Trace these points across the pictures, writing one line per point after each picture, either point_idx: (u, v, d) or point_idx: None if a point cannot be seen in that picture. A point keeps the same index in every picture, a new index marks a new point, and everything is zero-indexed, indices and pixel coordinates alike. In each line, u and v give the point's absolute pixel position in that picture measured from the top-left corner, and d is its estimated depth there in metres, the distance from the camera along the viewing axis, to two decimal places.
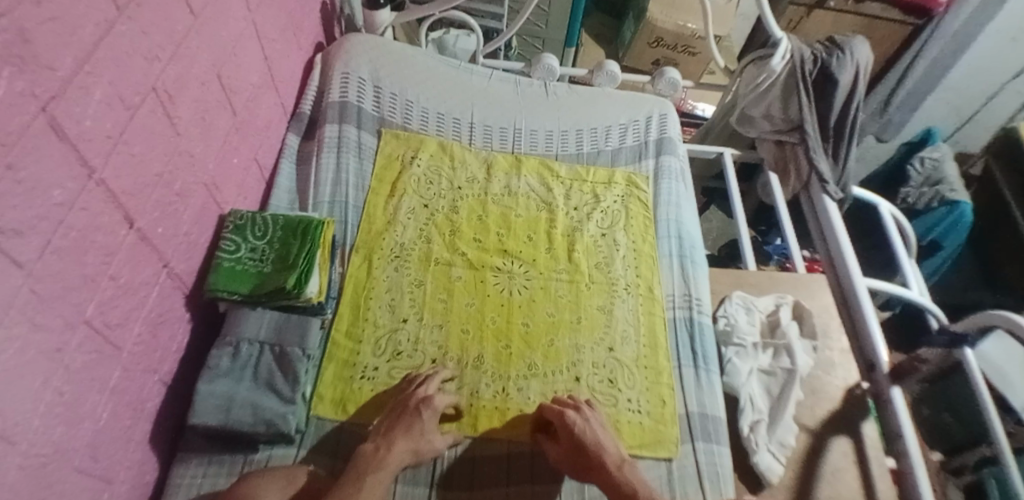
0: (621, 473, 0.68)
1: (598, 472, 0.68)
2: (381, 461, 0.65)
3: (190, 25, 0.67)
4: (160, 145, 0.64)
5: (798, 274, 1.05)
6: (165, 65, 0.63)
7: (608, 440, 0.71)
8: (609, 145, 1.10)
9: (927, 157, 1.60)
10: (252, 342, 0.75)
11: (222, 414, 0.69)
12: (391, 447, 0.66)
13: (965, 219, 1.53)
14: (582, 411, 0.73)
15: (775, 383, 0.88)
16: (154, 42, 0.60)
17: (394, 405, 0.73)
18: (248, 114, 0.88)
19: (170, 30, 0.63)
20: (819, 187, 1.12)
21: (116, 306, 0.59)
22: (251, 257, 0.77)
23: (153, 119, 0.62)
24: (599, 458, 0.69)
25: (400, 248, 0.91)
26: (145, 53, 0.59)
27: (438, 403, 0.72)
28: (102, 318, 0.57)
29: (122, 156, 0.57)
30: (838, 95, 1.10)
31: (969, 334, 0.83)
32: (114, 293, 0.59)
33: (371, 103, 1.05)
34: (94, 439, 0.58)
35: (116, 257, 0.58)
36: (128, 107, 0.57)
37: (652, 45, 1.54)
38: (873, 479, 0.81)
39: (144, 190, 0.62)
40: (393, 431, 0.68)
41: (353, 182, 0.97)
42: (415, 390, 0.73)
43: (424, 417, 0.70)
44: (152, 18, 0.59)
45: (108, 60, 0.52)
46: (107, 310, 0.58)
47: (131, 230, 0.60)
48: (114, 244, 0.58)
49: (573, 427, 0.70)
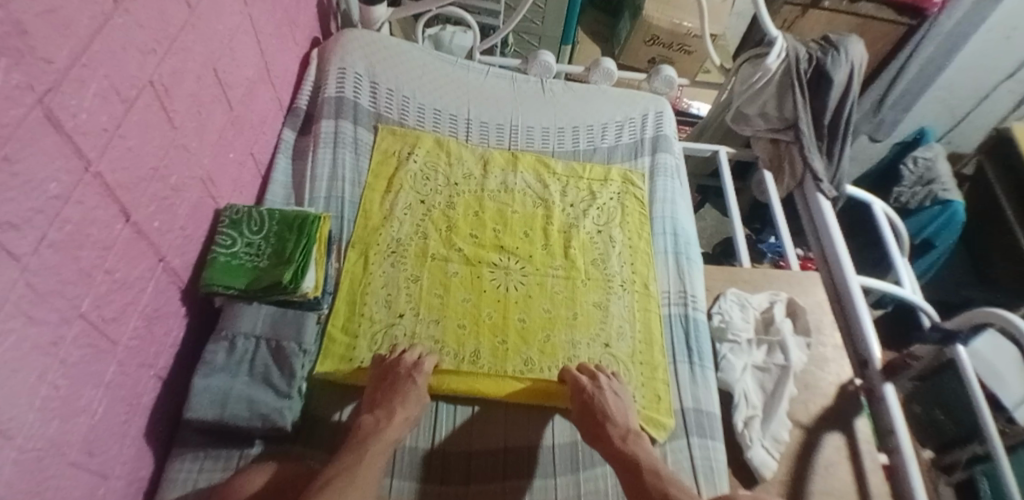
0: (624, 445, 0.70)
1: (602, 442, 0.71)
2: (380, 434, 0.67)
3: (186, 18, 0.67)
4: (155, 139, 0.64)
5: (791, 270, 1.06)
6: (161, 59, 0.62)
7: (618, 410, 0.74)
8: (605, 142, 1.11)
9: (921, 157, 1.61)
10: (248, 336, 0.75)
11: (217, 409, 0.69)
12: (391, 419, 0.69)
13: (958, 217, 1.55)
14: (596, 378, 0.76)
15: (769, 379, 0.89)
16: (150, 35, 0.60)
17: (382, 363, 0.76)
18: (244, 109, 0.88)
19: (165, 23, 0.63)
20: (813, 184, 1.12)
21: (112, 300, 0.59)
22: (247, 252, 0.77)
23: (149, 113, 0.62)
24: (604, 429, 0.72)
25: (397, 244, 0.91)
26: (141, 47, 0.58)
27: (428, 367, 0.76)
28: (98, 313, 0.57)
29: (118, 150, 0.57)
30: (833, 93, 1.10)
31: (961, 331, 0.84)
32: (110, 287, 0.59)
33: (368, 99, 1.05)
34: (89, 434, 0.58)
35: (112, 251, 0.58)
36: (124, 100, 0.57)
37: (647, 42, 1.54)
38: (866, 475, 0.82)
39: (140, 184, 0.62)
40: (391, 402, 0.71)
41: (349, 177, 0.97)
42: (404, 357, 0.76)
43: (416, 382, 0.73)
44: (149, 11, 0.59)
45: (104, 53, 0.52)
46: (102, 305, 0.57)
47: (126, 224, 0.60)
48: (110, 238, 0.57)
49: (585, 393, 0.74)
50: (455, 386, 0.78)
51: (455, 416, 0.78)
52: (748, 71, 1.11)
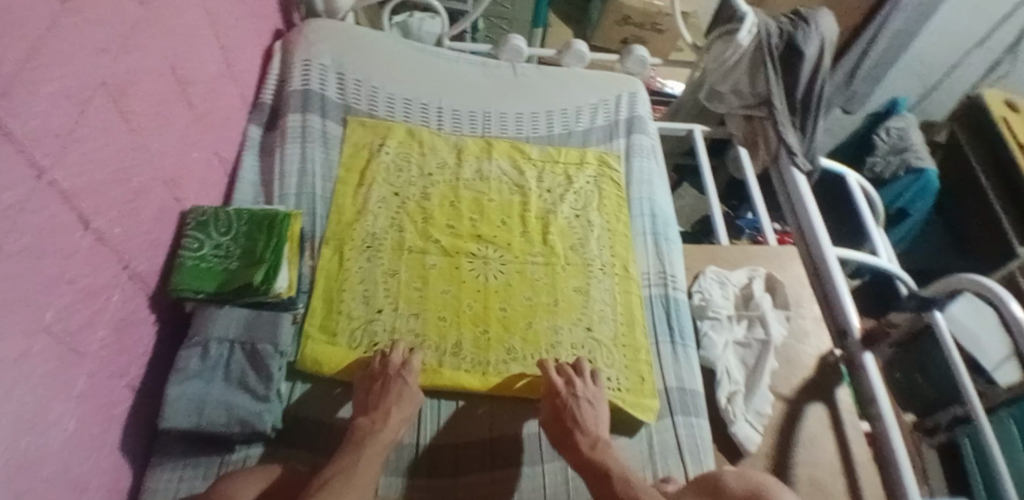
0: (593, 453, 0.67)
1: (571, 450, 0.69)
2: (377, 434, 0.66)
3: (139, 16, 0.64)
4: (114, 142, 0.61)
5: (768, 247, 1.07)
6: (115, 58, 0.60)
7: (590, 419, 0.71)
8: (579, 126, 1.10)
9: (893, 128, 1.64)
10: (221, 341, 0.73)
11: (194, 417, 0.68)
12: (387, 420, 0.68)
13: (931, 185, 1.57)
14: (572, 384, 0.74)
15: (750, 354, 0.90)
16: (103, 34, 0.57)
17: (371, 367, 0.74)
18: (206, 107, 0.85)
19: (119, 22, 0.60)
20: (788, 159, 1.12)
21: (77, 311, 0.57)
22: (216, 254, 0.75)
23: (105, 116, 0.59)
24: (574, 436, 0.70)
25: (373, 238, 0.89)
26: (93, 47, 0.56)
27: (415, 365, 0.75)
28: (64, 325, 0.55)
29: (74, 155, 0.54)
30: (805, 67, 1.10)
31: (938, 297, 0.86)
32: (74, 298, 0.56)
33: (335, 91, 1.02)
34: (62, 449, 0.56)
35: (73, 260, 0.56)
36: (78, 103, 0.54)
37: (619, 23, 1.53)
38: (849, 442, 0.84)
39: (99, 190, 0.59)
40: (384, 403, 0.70)
41: (320, 172, 0.94)
42: (390, 358, 0.75)
43: (406, 380, 0.73)
44: (100, 10, 0.56)
45: (56, 56, 0.49)
46: (68, 316, 0.55)
47: (86, 231, 0.57)
48: (70, 246, 0.55)
49: (559, 397, 0.73)
50: (439, 381, 0.77)
51: (438, 420, 0.76)
52: (720, 48, 1.10)
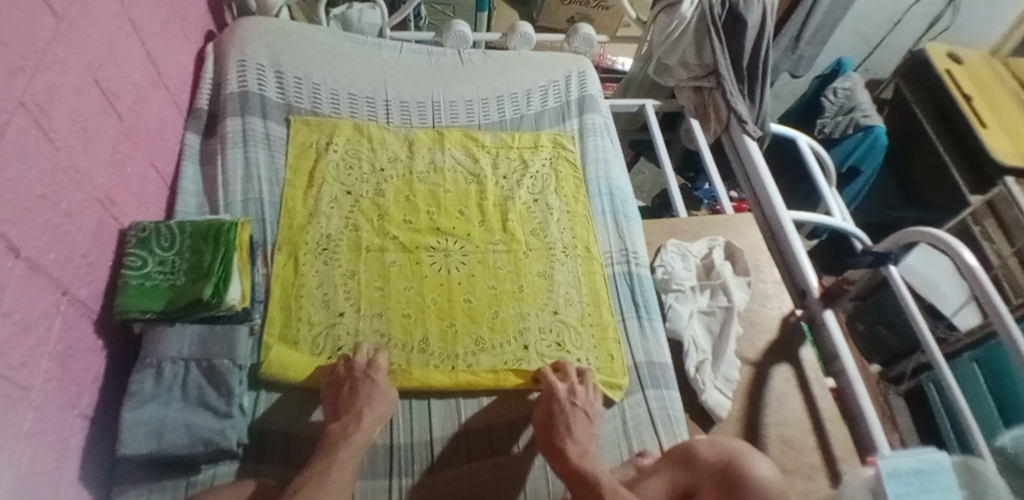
0: (580, 461, 0.64)
1: (557, 457, 0.66)
2: (349, 438, 0.65)
3: (55, 28, 0.60)
4: (39, 164, 0.58)
5: (726, 215, 1.09)
6: (32, 75, 0.56)
7: (583, 430, 0.70)
8: (532, 109, 1.08)
9: (841, 87, 1.67)
10: (175, 360, 0.70)
11: (153, 441, 0.65)
12: (360, 423, 0.66)
13: (880, 142, 1.62)
14: (574, 392, 0.73)
15: (715, 321, 0.92)
16: (16, 51, 0.53)
17: (337, 372, 0.72)
18: (138, 117, 0.80)
19: (32, 36, 0.56)
20: (739, 127, 1.14)
21: (16, 345, 0.54)
22: (161, 271, 0.72)
23: (28, 136, 0.55)
24: (561, 442, 0.67)
25: (327, 240, 0.87)
26: (6, 64, 0.52)
27: (381, 365, 0.73)
28: (5, 360, 0.51)
29: None
30: (748, 35, 1.10)
31: (892, 252, 0.89)
32: (12, 331, 0.53)
33: (275, 91, 0.98)
34: (16, 491, 0.53)
35: (9, 291, 0.52)
36: None
37: (564, 2, 1.52)
38: (815, 398, 0.87)
39: (28, 216, 0.56)
40: (356, 406, 0.68)
41: (266, 176, 0.91)
42: (355, 360, 0.73)
43: (375, 380, 0.71)
44: (13, 26, 0.52)
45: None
46: (7, 351, 0.52)
47: (19, 259, 0.54)
48: (3, 277, 0.51)
49: (556, 402, 0.72)
50: (405, 380, 0.76)
51: (412, 420, 0.75)
52: (665, 21, 1.10)
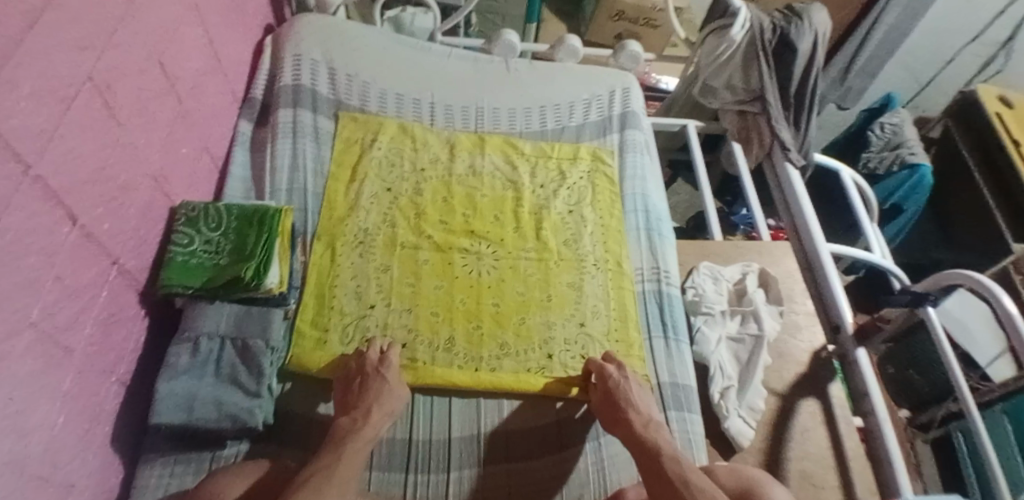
0: (646, 431, 0.68)
1: (622, 426, 0.70)
2: (358, 433, 0.65)
3: (124, 10, 0.63)
4: (99, 138, 0.61)
5: (762, 242, 1.07)
6: (99, 53, 0.59)
7: (641, 401, 0.73)
8: (573, 121, 1.09)
9: (887, 123, 1.63)
10: (212, 336, 0.73)
11: (184, 413, 0.67)
12: (367, 419, 0.67)
13: (925, 181, 1.58)
14: (623, 369, 0.76)
15: (744, 349, 0.90)
16: (86, 30, 0.56)
17: (348, 369, 0.73)
18: (195, 101, 0.84)
19: (101, 17, 0.59)
20: (781, 155, 1.12)
21: (63, 308, 0.56)
22: (206, 249, 0.75)
23: (90, 111, 0.58)
24: (625, 414, 0.71)
25: (364, 234, 0.89)
26: (76, 42, 0.55)
27: (394, 362, 0.74)
28: (50, 322, 0.54)
29: (57, 152, 0.53)
30: (798, 62, 1.09)
31: (931, 293, 0.86)
32: (60, 295, 0.56)
33: (327, 86, 1.02)
34: (48, 449, 0.56)
35: (59, 256, 0.55)
36: (62, 99, 0.53)
37: (613, 18, 1.52)
38: (841, 437, 0.84)
39: (84, 186, 0.59)
40: (364, 402, 0.69)
41: (311, 167, 0.94)
42: (366, 357, 0.74)
43: (385, 377, 0.71)
44: (83, 6, 0.55)
45: (37, 52, 0.48)
46: (54, 313, 0.55)
47: (73, 227, 0.57)
48: (56, 243, 0.54)
49: (610, 379, 0.74)
50: (427, 377, 0.76)
51: (432, 415, 0.76)
52: (713, 43, 1.09)
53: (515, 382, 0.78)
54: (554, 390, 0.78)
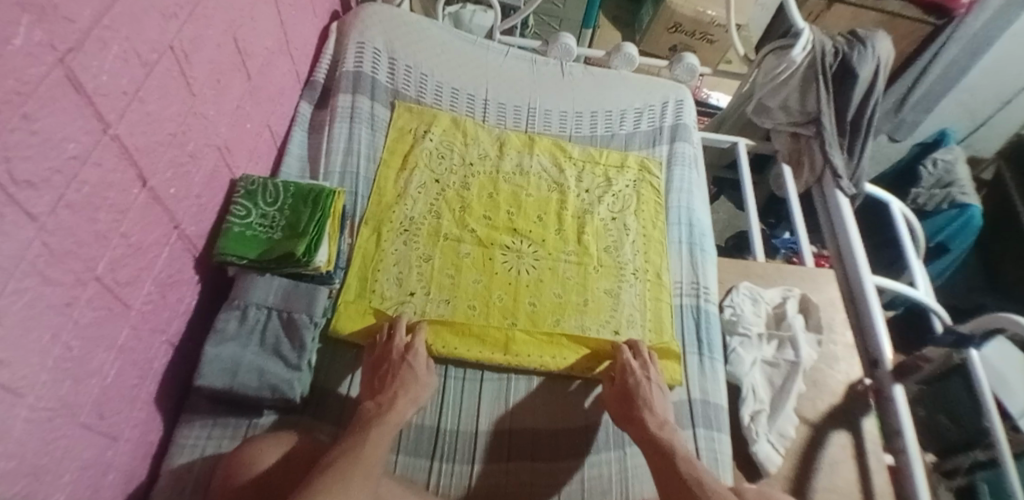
0: (660, 433, 0.70)
1: (635, 425, 0.71)
2: (383, 417, 0.67)
3: None
4: (174, 105, 0.63)
5: (805, 267, 1.05)
6: (182, 23, 0.62)
7: (658, 404, 0.74)
8: (623, 129, 1.10)
9: (940, 159, 1.58)
10: (260, 306, 0.75)
11: (227, 378, 0.70)
12: (393, 405, 0.68)
13: (974, 221, 1.52)
14: (646, 367, 0.77)
15: (778, 374, 0.89)
16: (172, 1, 0.59)
17: (378, 349, 0.76)
18: (263, 79, 0.87)
19: None
20: (832, 181, 1.10)
21: (127, 264, 0.59)
22: (261, 223, 0.77)
23: (169, 78, 0.61)
24: (641, 414, 0.72)
25: (410, 222, 0.90)
26: (163, 11, 0.58)
27: (421, 350, 0.75)
28: (112, 276, 0.57)
29: (137, 114, 0.56)
30: (858, 89, 1.08)
31: (974, 336, 0.85)
32: (125, 252, 0.59)
33: (386, 75, 1.04)
34: (100, 397, 0.59)
35: (128, 215, 0.58)
36: (144, 64, 0.56)
37: (669, 30, 1.52)
38: (870, 473, 0.82)
39: (157, 149, 0.62)
40: (389, 389, 0.70)
41: (365, 152, 0.96)
42: (393, 342, 0.75)
43: (411, 365, 0.73)
44: None
45: (125, 17, 0.51)
46: (117, 269, 0.58)
47: (143, 189, 0.60)
48: (127, 202, 0.57)
49: (631, 378, 0.75)
50: (457, 348, 0.79)
51: (461, 407, 0.77)
52: (772, 62, 1.09)
53: (543, 357, 0.80)
54: (574, 369, 0.80)
